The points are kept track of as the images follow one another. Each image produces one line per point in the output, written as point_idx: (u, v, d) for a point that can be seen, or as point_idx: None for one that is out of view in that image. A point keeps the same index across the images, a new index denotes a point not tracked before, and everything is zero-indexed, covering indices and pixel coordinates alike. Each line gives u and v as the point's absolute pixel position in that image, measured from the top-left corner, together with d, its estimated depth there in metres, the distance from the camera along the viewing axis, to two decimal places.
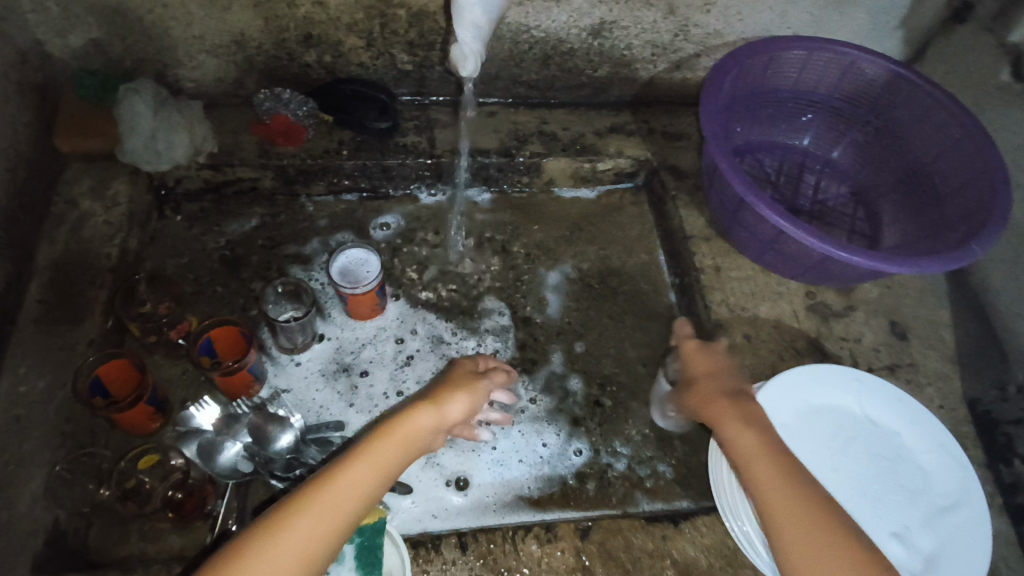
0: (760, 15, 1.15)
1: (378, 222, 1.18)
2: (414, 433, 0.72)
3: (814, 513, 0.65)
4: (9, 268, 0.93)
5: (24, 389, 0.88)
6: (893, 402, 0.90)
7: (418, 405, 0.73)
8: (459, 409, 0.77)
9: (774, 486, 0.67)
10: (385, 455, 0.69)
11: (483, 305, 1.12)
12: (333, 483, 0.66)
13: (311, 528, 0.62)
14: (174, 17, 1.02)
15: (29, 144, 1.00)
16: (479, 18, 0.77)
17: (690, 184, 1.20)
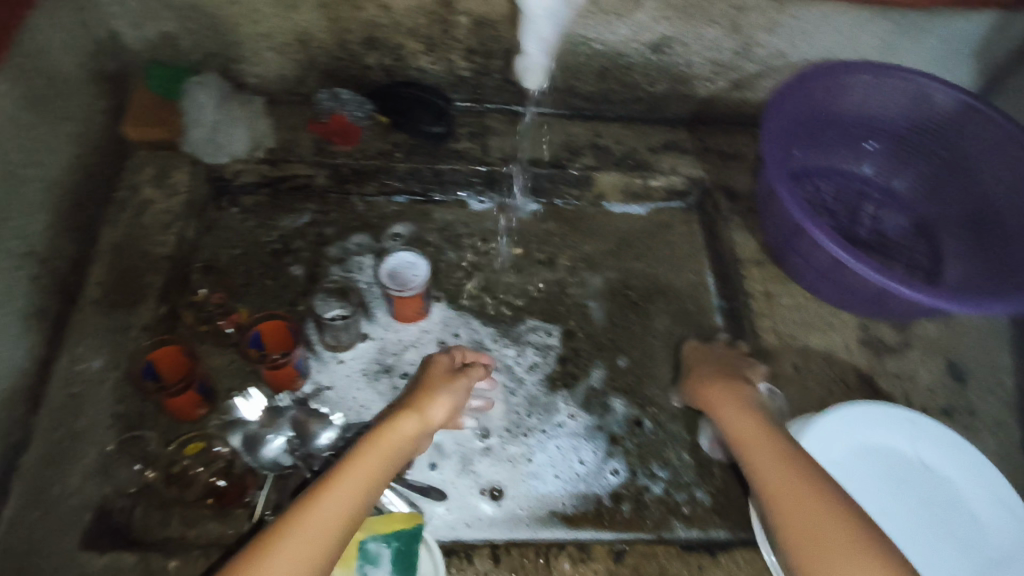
0: (828, 37, 1.12)
1: (392, 231, 1.17)
2: (400, 440, 0.76)
3: (800, 474, 0.70)
4: (74, 249, 0.96)
5: (79, 368, 0.90)
6: (948, 446, 0.86)
7: (405, 414, 0.78)
8: (442, 411, 0.81)
9: (767, 460, 0.73)
10: (374, 465, 0.72)
11: (523, 324, 1.11)
12: (324, 498, 0.68)
13: (305, 545, 0.64)
14: (243, 14, 1.04)
15: (100, 130, 1.03)
16: (546, 33, 0.76)
17: (744, 207, 1.18)
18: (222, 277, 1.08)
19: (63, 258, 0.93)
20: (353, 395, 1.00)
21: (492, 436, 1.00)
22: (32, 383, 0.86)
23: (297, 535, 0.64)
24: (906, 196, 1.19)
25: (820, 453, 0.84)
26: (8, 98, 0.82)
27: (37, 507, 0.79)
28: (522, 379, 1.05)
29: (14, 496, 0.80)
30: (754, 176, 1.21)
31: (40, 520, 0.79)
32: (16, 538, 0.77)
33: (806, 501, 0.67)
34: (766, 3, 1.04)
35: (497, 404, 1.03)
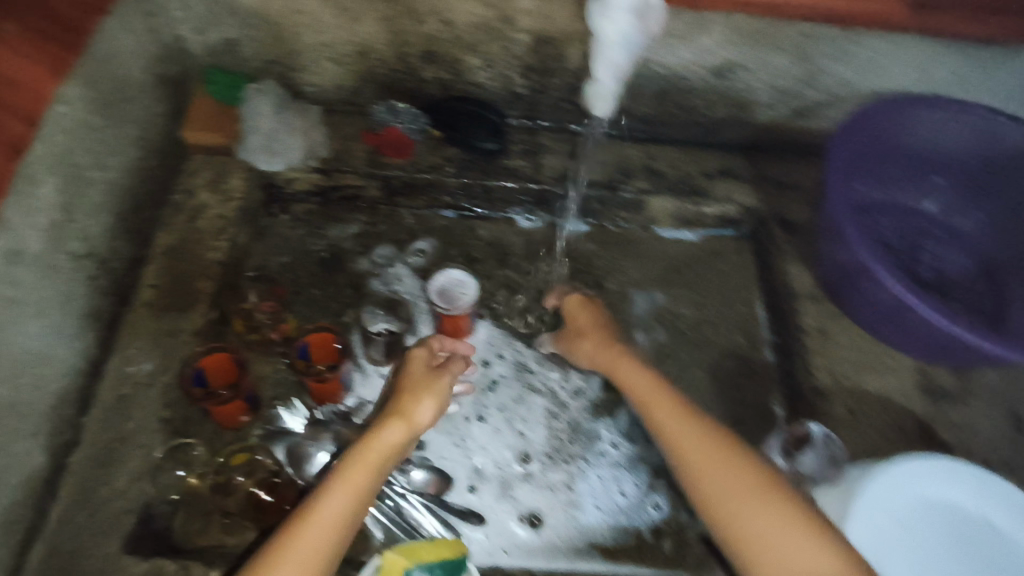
0: (898, 69, 1.08)
1: (413, 248, 1.16)
2: (386, 449, 0.74)
3: (694, 423, 0.77)
4: (131, 250, 0.97)
5: (130, 370, 0.91)
6: (1019, 509, 0.82)
7: (388, 423, 0.76)
8: (428, 414, 0.80)
9: (670, 417, 0.79)
10: (358, 479, 0.71)
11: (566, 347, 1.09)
12: (309, 521, 0.66)
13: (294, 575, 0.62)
14: (306, 24, 1.04)
15: (161, 134, 1.04)
16: (621, 62, 0.82)
17: (800, 239, 1.16)
18: (273, 284, 1.08)
19: (121, 259, 0.94)
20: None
21: (533, 460, 0.99)
22: (85, 383, 0.87)
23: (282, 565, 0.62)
24: (972, 236, 1.14)
25: (877, 504, 0.81)
26: (78, 103, 0.83)
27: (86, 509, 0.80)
28: (566, 405, 1.04)
29: (65, 495, 0.80)
30: (812, 208, 1.18)
31: (88, 521, 0.79)
32: (65, 538, 0.78)
33: (704, 449, 0.74)
34: (836, 31, 1.01)
35: (538, 429, 1.01)
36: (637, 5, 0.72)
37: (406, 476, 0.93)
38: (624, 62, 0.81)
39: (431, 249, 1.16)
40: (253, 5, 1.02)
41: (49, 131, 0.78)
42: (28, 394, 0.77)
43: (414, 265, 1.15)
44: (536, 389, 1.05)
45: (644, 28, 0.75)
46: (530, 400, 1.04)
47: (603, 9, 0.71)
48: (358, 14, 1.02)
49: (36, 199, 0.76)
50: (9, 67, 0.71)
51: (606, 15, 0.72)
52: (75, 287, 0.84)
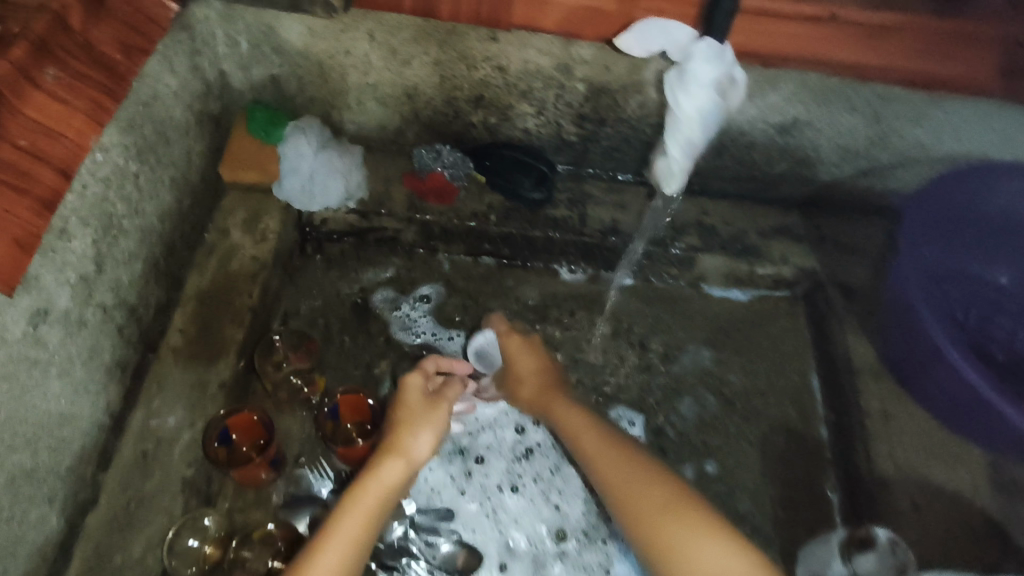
0: (980, 133, 1.00)
1: (418, 292, 1.12)
2: (382, 487, 0.73)
3: (630, 463, 0.76)
4: (161, 294, 0.93)
5: (155, 423, 0.87)
6: None
7: (383, 459, 0.75)
8: (426, 446, 0.78)
9: (606, 463, 0.77)
10: (355, 522, 0.70)
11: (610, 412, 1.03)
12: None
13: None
14: (353, 64, 1.00)
15: (199, 172, 1.01)
16: (693, 138, 0.91)
17: (861, 307, 1.08)
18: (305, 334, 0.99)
19: (151, 305, 0.91)
20: (425, 475, 0.95)
21: (569, 537, 0.93)
22: (108, 436, 0.84)
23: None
24: None
25: None
26: (117, 148, 0.79)
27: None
28: None
29: (79, 557, 0.78)
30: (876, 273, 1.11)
31: None
32: None
33: (641, 494, 0.72)
34: (918, 95, 0.96)
35: (576, 504, 0.95)
36: (716, 78, 0.86)
37: (432, 547, 0.89)
38: (700, 141, 0.91)
39: (438, 294, 1.12)
40: (300, 44, 0.98)
41: (84, 180, 0.74)
42: (48, 456, 0.73)
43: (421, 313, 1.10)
44: (574, 460, 0.99)
45: (724, 107, 0.90)
46: (566, 471, 0.98)
47: (688, 81, 0.86)
48: (408, 57, 0.97)
49: (67, 252, 0.72)
50: (50, 119, 0.68)
51: (689, 90, 0.87)
52: (101, 340, 0.81)
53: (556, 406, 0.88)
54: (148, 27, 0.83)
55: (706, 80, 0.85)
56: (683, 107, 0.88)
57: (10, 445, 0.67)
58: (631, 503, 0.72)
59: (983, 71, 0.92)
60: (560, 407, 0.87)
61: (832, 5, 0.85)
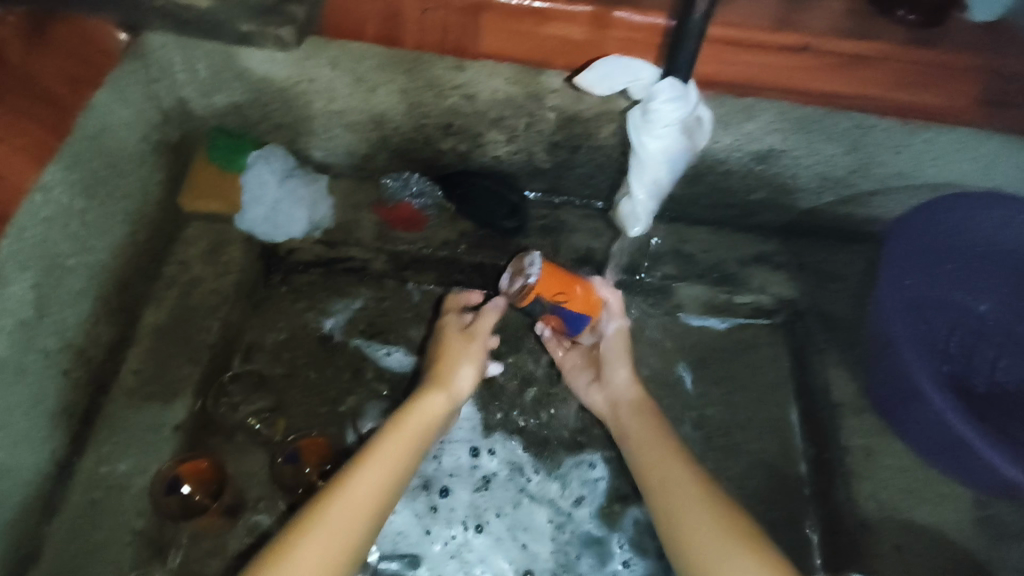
0: (963, 162, 0.98)
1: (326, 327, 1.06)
2: (429, 411, 0.81)
3: (706, 493, 0.73)
4: (114, 333, 0.89)
5: (106, 470, 0.83)
6: None
7: (432, 388, 0.84)
8: (466, 382, 0.87)
9: (684, 495, 0.74)
10: (408, 435, 0.77)
11: (569, 458, 0.98)
12: (359, 471, 0.71)
13: (348, 516, 0.67)
14: (317, 92, 0.97)
15: (156, 204, 0.97)
16: (661, 178, 0.86)
17: (843, 338, 1.05)
18: (255, 377, 0.99)
19: (101, 345, 0.87)
20: (390, 518, 0.91)
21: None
22: (53, 486, 0.80)
23: (337, 506, 0.67)
24: None
25: None
26: (60, 186, 0.76)
27: None
28: (571, 513, 0.94)
29: None
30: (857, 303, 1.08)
31: None
32: None
33: (713, 534, 0.68)
34: (897, 123, 0.93)
35: (543, 543, 0.92)
36: (684, 118, 0.80)
37: None
38: (668, 182, 0.87)
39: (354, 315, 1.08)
40: (261, 73, 0.95)
41: (22, 223, 0.71)
42: None
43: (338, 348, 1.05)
44: (535, 496, 0.95)
45: (691, 149, 0.86)
46: (529, 507, 0.94)
47: (651, 123, 0.80)
48: (374, 85, 0.94)
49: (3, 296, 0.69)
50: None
51: (653, 132, 0.81)
52: (44, 385, 0.77)
53: (643, 430, 0.85)
54: (96, 58, 0.81)
55: (670, 122, 0.80)
56: (647, 148, 0.83)
57: None
58: (701, 538, 0.69)
59: (961, 102, 0.90)
60: (652, 429, 0.84)
61: (807, 34, 0.84)
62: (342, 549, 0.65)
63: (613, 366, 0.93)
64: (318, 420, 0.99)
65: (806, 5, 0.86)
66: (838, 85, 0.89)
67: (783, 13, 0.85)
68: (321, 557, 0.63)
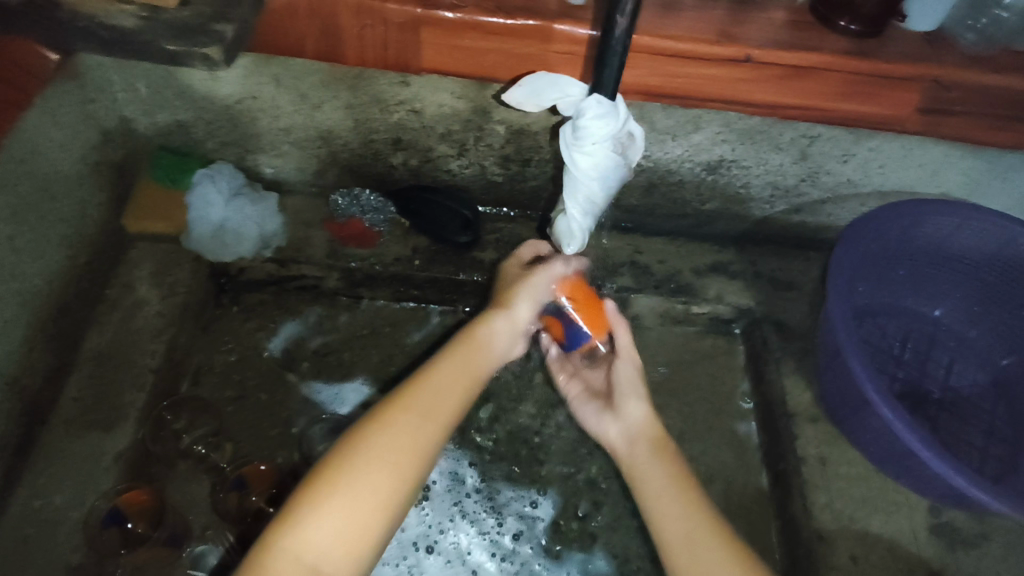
0: (907, 170, 1.00)
1: (275, 345, 1.04)
2: (489, 337, 0.78)
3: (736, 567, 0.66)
4: (52, 360, 0.87)
5: (40, 504, 0.80)
6: None
7: (491, 313, 0.80)
8: (528, 310, 0.81)
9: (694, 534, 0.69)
10: (466, 364, 0.74)
11: (507, 492, 0.97)
12: (427, 384, 0.70)
13: (403, 439, 0.64)
14: (262, 109, 0.96)
15: (96, 225, 0.95)
16: (595, 197, 0.85)
17: (797, 346, 1.06)
18: (203, 406, 0.95)
19: (38, 373, 0.85)
20: None
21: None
22: None
23: (399, 425, 0.65)
24: (983, 348, 1.05)
25: None
26: None
27: None
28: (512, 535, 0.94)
29: None
30: (811, 311, 1.08)
31: None
32: None
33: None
34: (840, 132, 0.94)
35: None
36: (614, 134, 0.80)
37: None
38: (601, 201, 0.85)
39: (308, 333, 1.06)
40: (203, 89, 0.94)
41: None
42: None
43: (290, 370, 1.03)
44: (475, 524, 0.94)
45: (625, 166, 0.85)
46: (466, 523, 0.94)
47: (581, 140, 0.80)
48: (319, 101, 0.94)
49: None
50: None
51: (583, 148, 0.80)
52: None
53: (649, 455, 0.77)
54: (19, 78, 0.76)
55: (601, 138, 0.79)
56: (578, 165, 0.82)
57: None
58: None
59: (906, 112, 0.89)
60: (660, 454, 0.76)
61: (747, 46, 0.83)
62: (404, 464, 0.63)
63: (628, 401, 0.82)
64: (268, 444, 0.96)
65: (746, 16, 0.87)
66: (782, 96, 0.88)
67: (723, 25, 0.85)
68: (386, 470, 0.62)
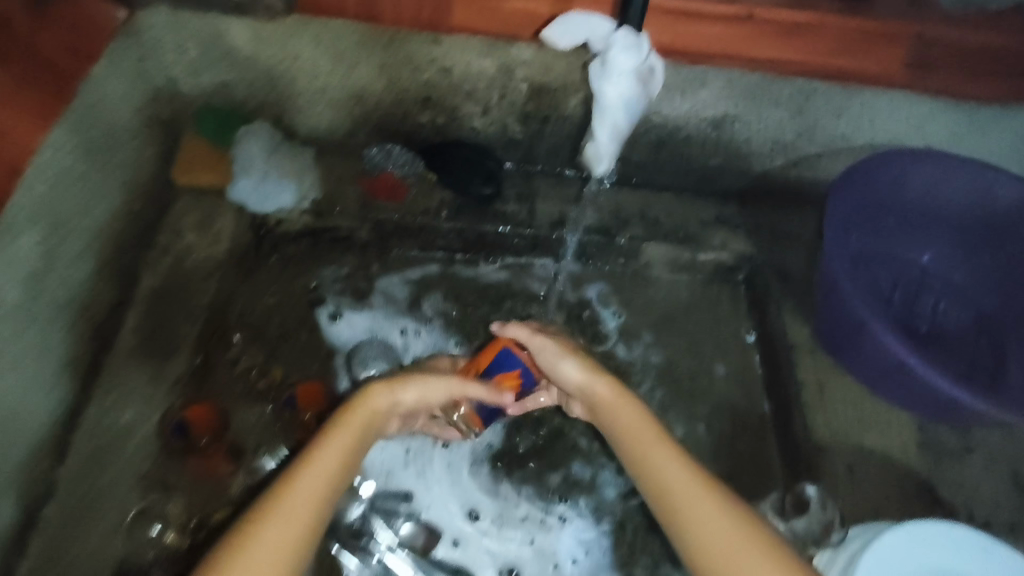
0: (896, 124, 1.08)
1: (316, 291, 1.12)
2: (369, 412, 0.74)
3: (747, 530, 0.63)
4: (112, 295, 0.94)
5: (110, 420, 0.89)
6: (983, 551, 0.79)
7: (374, 388, 0.75)
8: (416, 390, 0.78)
9: (678, 478, 0.69)
10: (342, 451, 0.68)
11: None
12: (296, 485, 0.64)
13: (266, 558, 0.58)
14: (301, 68, 1.04)
15: (150, 176, 1.02)
16: (621, 124, 0.93)
17: (796, 289, 1.15)
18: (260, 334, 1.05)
19: (104, 305, 0.92)
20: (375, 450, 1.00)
21: (483, 515, 0.98)
22: (62, 433, 0.85)
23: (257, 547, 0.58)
24: (970, 291, 1.13)
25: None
26: (64, 149, 0.81)
27: (55, 567, 0.80)
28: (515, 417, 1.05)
29: (34, 551, 0.80)
30: (809, 260, 1.17)
31: None
32: None
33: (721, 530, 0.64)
34: (835, 88, 1.02)
35: (483, 485, 1.00)
36: (637, 67, 0.89)
37: (394, 527, 0.93)
38: (626, 127, 0.94)
39: (342, 280, 1.13)
40: (248, 51, 1.01)
41: (32, 180, 0.76)
42: None
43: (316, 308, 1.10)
44: None
45: (647, 96, 0.93)
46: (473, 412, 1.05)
47: (609, 71, 0.88)
48: (355, 60, 1.02)
49: (17, 248, 0.75)
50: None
51: (611, 80, 0.89)
52: (52, 336, 0.82)
53: (625, 409, 0.77)
54: (93, 32, 0.85)
55: (626, 70, 0.88)
56: (606, 95, 0.90)
57: None
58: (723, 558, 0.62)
59: (893, 65, 1.00)
60: (630, 403, 0.77)
61: (748, 5, 0.94)
62: (280, 570, 0.58)
63: (551, 362, 0.82)
64: (313, 376, 1.03)
65: None
66: (782, 50, 0.98)
67: None
68: None
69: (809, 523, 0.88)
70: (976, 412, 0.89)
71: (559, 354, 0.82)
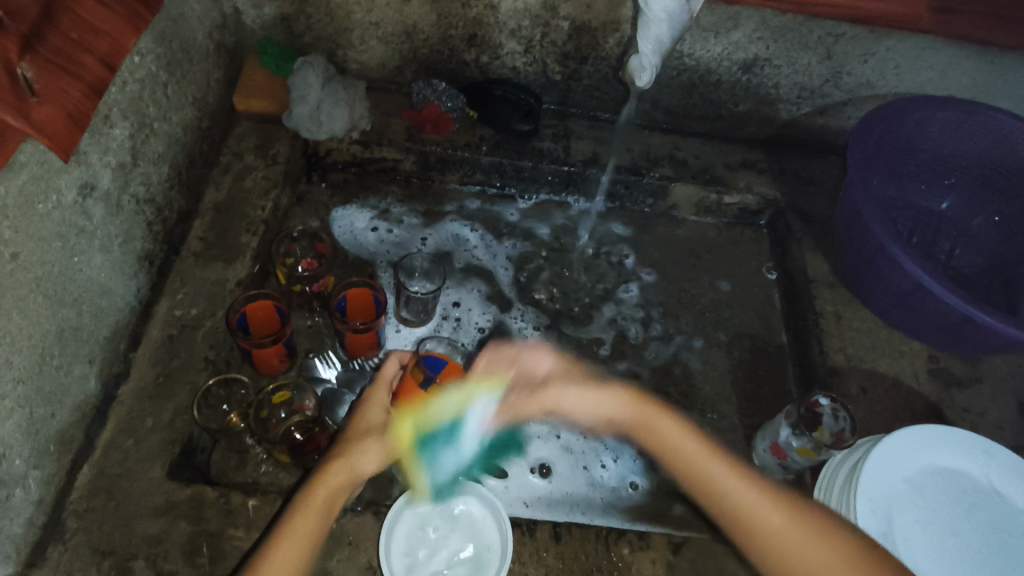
0: (919, 71, 1.14)
1: (361, 214, 1.20)
2: (331, 493, 0.66)
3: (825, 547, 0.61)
4: (182, 203, 1.02)
5: (179, 313, 0.95)
6: (979, 452, 0.85)
7: (333, 463, 0.67)
8: (377, 460, 0.68)
9: (730, 480, 0.66)
10: (304, 538, 0.64)
11: (561, 313, 1.14)
12: None
13: None
14: (357, 2, 1.10)
15: (215, 98, 1.10)
16: (662, 36, 0.97)
17: (818, 229, 1.20)
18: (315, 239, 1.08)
19: (173, 210, 1.00)
20: None
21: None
22: (136, 321, 0.93)
23: None
24: (984, 236, 1.18)
25: (885, 468, 0.81)
26: (150, 55, 0.89)
27: (131, 436, 0.84)
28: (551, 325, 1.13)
29: (113, 421, 0.86)
30: (831, 202, 1.23)
31: (131, 449, 0.83)
32: (112, 463, 0.82)
33: (787, 528, 0.63)
34: (862, 31, 1.07)
35: None
36: None
37: None
38: (668, 39, 0.98)
39: (391, 203, 1.22)
40: None
41: (123, 78, 0.84)
42: (88, 320, 0.83)
43: (359, 228, 1.19)
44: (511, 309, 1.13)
45: (688, 11, 0.96)
46: (480, 266, 1.18)
47: None
48: None
49: (109, 137, 0.83)
50: (93, 15, 0.74)
51: None
52: (133, 228, 0.91)
53: (668, 433, 0.69)
54: None
55: None
56: (651, 6, 0.93)
57: (59, 299, 0.77)
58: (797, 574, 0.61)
59: (919, 10, 1.03)
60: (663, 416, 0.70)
61: None
62: None
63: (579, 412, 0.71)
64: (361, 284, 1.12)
65: None
66: None
67: None
68: None
69: (821, 435, 0.89)
70: (994, 336, 0.90)
71: (574, 396, 0.71)
